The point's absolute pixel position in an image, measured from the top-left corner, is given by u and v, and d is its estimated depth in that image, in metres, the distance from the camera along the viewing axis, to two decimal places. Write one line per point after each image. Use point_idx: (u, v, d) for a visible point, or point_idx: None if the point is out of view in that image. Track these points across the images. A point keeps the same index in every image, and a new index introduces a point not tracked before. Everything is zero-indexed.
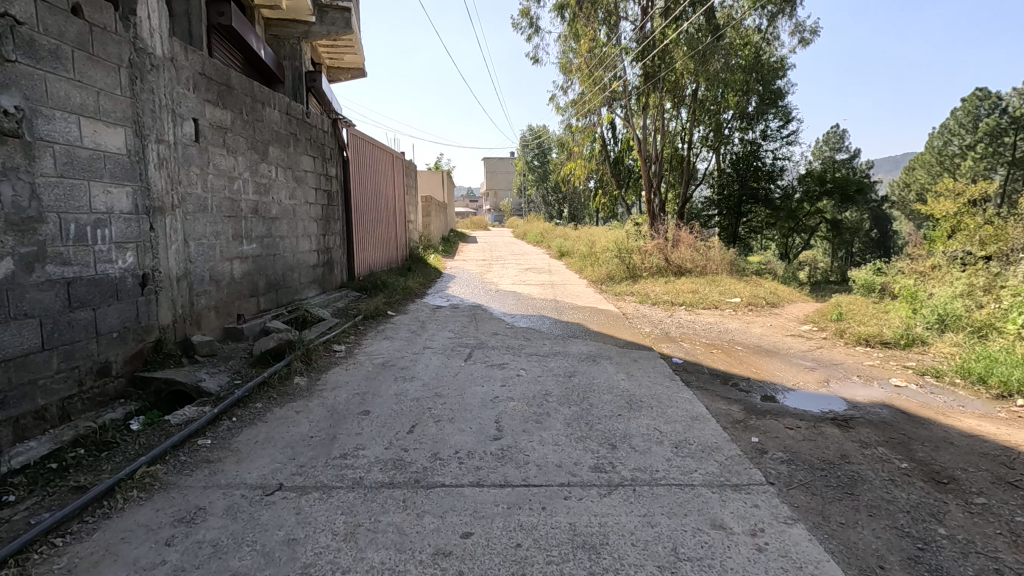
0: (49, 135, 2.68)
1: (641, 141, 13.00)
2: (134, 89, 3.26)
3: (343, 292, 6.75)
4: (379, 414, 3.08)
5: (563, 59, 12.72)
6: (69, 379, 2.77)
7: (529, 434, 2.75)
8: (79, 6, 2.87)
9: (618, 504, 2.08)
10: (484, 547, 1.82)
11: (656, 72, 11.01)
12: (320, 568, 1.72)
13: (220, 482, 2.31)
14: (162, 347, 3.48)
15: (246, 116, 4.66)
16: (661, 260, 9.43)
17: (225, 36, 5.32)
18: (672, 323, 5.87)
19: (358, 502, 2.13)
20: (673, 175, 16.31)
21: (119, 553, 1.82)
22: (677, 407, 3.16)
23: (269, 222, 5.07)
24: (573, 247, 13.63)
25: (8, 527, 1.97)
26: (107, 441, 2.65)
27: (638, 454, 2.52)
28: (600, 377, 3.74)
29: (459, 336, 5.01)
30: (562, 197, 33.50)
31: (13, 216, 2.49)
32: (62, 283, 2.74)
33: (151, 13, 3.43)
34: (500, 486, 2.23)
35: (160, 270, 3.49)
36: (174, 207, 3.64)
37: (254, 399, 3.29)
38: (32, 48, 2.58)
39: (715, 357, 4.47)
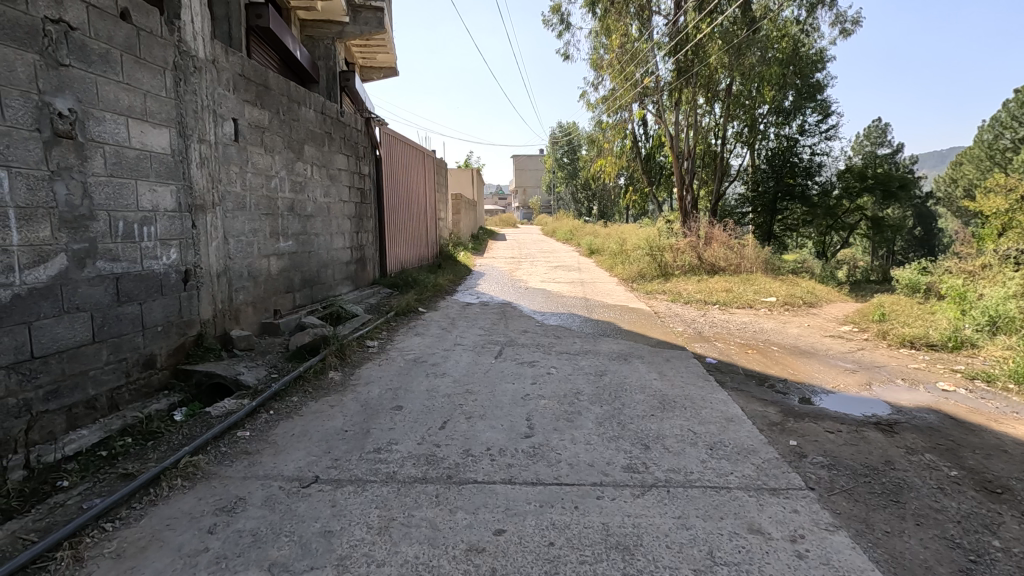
0: (100, 135, 2.79)
1: (672, 137, 12.80)
2: (177, 91, 3.36)
3: (375, 289, 6.85)
4: (411, 410, 3.12)
5: (594, 55, 12.57)
6: (117, 370, 2.89)
7: (560, 433, 2.73)
8: (127, 11, 2.97)
9: (652, 506, 2.05)
10: (517, 544, 1.82)
11: (689, 68, 10.80)
12: (356, 561, 1.75)
13: (259, 473, 2.37)
14: (203, 341, 3.59)
15: (283, 115, 4.76)
16: (694, 259, 9.27)
17: (263, 39, 5.45)
18: (705, 322, 5.75)
19: (392, 496, 2.16)
20: (706, 171, 16.01)
21: (164, 539, 1.89)
22: (711, 407, 3.10)
23: (304, 219, 5.17)
24: (603, 245, 13.49)
25: (62, 511, 2.06)
26: (152, 431, 2.75)
27: (672, 455, 2.48)
28: (632, 376, 3.69)
29: (489, 333, 5.03)
30: (592, 195, 33.20)
31: (66, 214, 2.60)
32: (111, 278, 2.86)
33: (193, 17, 3.54)
34: (532, 484, 2.23)
35: (202, 267, 3.61)
36: (214, 205, 3.75)
37: (290, 392, 3.37)
38: (84, 52, 2.68)
39: (749, 357, 4.38)
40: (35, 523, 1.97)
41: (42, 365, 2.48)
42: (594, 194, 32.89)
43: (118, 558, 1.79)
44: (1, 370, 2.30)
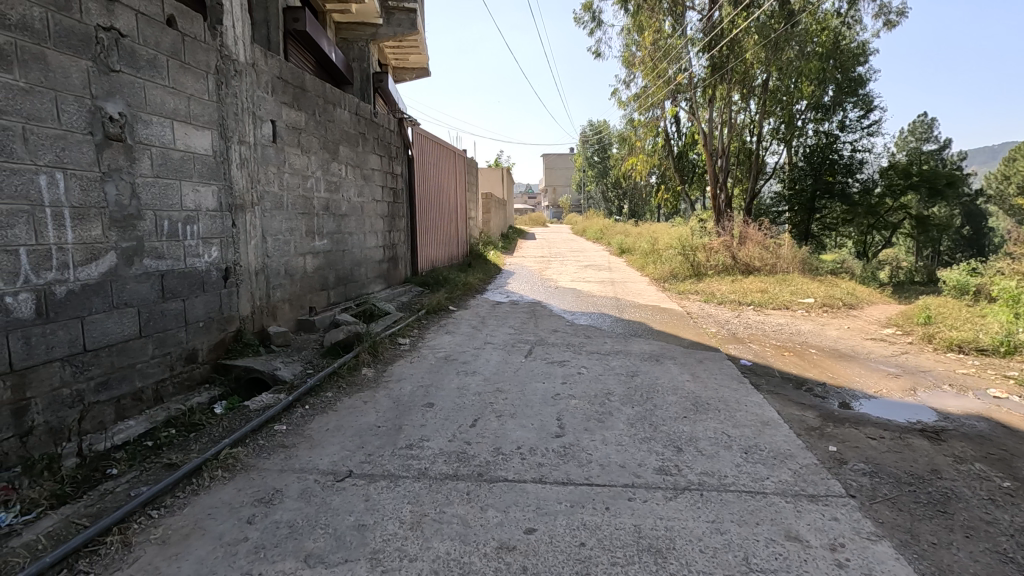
0: (148, 138, 2.90)
1: (706, 134, 12.57)
2: (219, 94, 3.47)
3: (407, 287, 6.95)
4: (443, 407, 3.14)
5: (626, 52, 12.40)
6: (162, 364, 3.01)
7: (591, 433, 2.72)
8: (173, 18, 3.08)
9: (684, 509, 2.02)
10: (547, 544, 1.82)
11: (724, 64, 10.61)
12: (388, 555, 1.77)
13: (295, 466, 2.43)
14: (242, 337, 3.70)
15: (319, 117, 4.87)
16: (727, 259, 9.08)
17: (299, 42, 5.57)
18: (739, 323, 5.64)
19: (424, 492, 2.18)
20: (741, 169, 15.65)
21: (206, 528, 1.96)
22: (746, 410, 3.03)
23: (338, 219, 5.27)
24: (634, 245, 13.33)
25: (111, 497, 2.15)
26: (194, 423, 2.85)
27: (705, 457, 2.44)
28: (664, 378, 3.64)
29: (519, 333, 5.03)
30: (623, 194, 32.84)
31: (116, 213, 2.71)
32: (157, 276, 2.97)
33: (235, 22, 3.64)
34: (563, 484, 2.23)
35: (241, 265, 3.72)
36: (253, 204, 3.85)
37: (325, 388, 3.44)
38: (133, 58, 2.80)
39: (786, 359, 4.27)
40: (87, 508, 2.07)
41: (93, 358, 2.59)
42: (625, 193, 32.60)
43: (163, 544, 1.87)
44: (57, 362, 2.42)
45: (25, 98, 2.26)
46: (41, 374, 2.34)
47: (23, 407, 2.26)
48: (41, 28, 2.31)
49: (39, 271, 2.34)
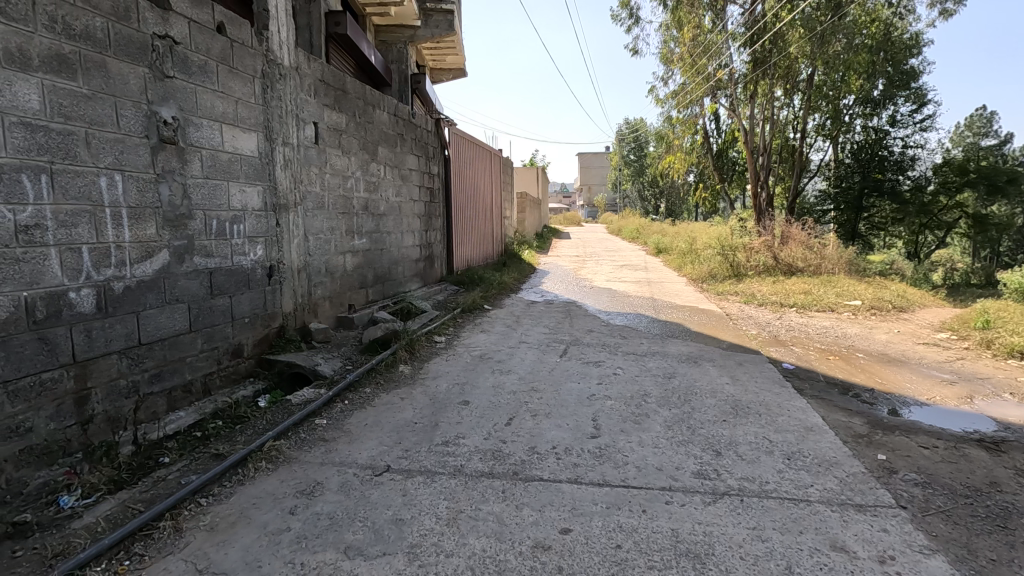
0: (198, 141, 3.02)
1: (746, 131, 12.23)
2: (265, 97, 3.59)
3: (443, 286, 7.03)
4: (478, 405, 3.16)
5: (664, 49, 12.21)
6: (210, 358, 3.13)
7: (627, 435, 2.69)
8: (223, 25, 3.20)
9: (724, 514, 1.98)
10: (583, 544, 1.81)
11: (767, 59, 10.35)
12: (425, 550, 1.80)
13: (335, 459, 2.49)
14: (285, 333, 3.82)
15: (359, 118, 4.97)
16: (769, 259, 8.82)
17: (340, 46, 5.70)
18: (781, 326, 5.48)
19: (460, 489, 2.20)
20: (784, 167, 15.09)
21: (251, 517, 2.03)
22: (789, 416, 2.94)
23: (377, 218, 5.37)
24: (671, 244, 13.09)
25: (163, 484, 2.25)
26: (239, 415, 2.96)
27: (745, 462, 2.38)
28: (702, 380, 3.57)
29: (554, 332, 5.01)
30: (660, 192, 32.31)
31: (169, 212, 2.83)
32: (205, 273, 3.10)
33: (280, 27, 3.76)
34: (598, 485, 2.21)
35: (284, 263, 3.83)
36: (296, 204, 3.97)
37: (364, 383, 3.51)
38: (186, 64, 2.92)
39: (832, 364, 4.12)
40: (142, 494, 2.17)
41: (147, 351, 2.72)
42: (663, 192, 32.06)
43: (211, 531, 1.94)
44: (115, 355, 2.55)
45: (87, 103, 2.38)
46: (100, 366, 2.47)
47: (84, 396, 2.40)
48: (102, 37, 2.44)
49: (99, 268, 2.46)
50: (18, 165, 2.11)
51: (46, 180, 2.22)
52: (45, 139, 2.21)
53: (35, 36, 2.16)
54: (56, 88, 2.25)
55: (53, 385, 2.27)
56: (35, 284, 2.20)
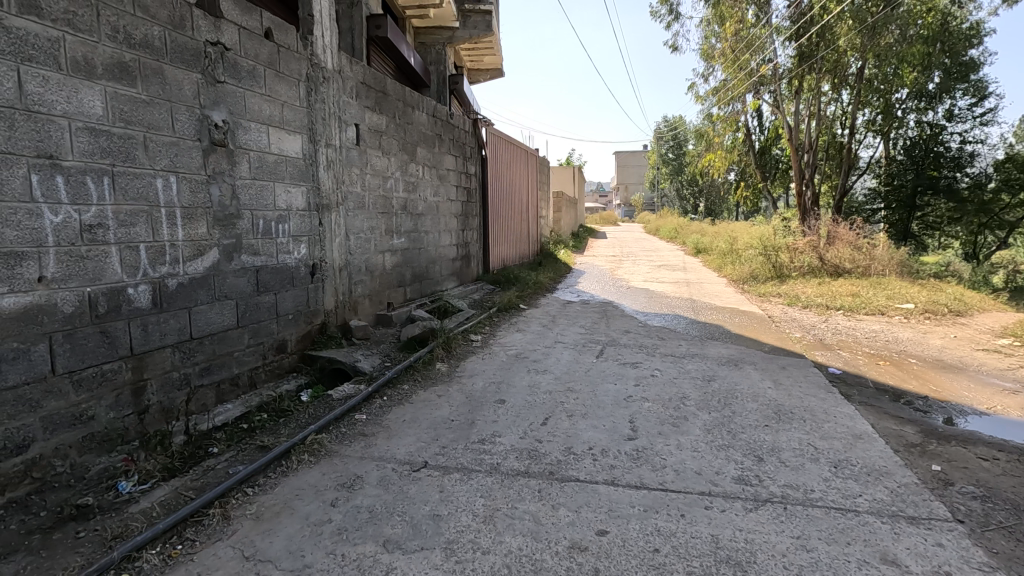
0: (247, 143, 3.13)
1: (791, 128, 11.85)
2: (310, 100, 3.69)
3: (480, 286, 7.07)
4: (514, 404, 3.17)
5: (705, 45, 11.97)
6: (256, 352, 3.25)
7: (666, 438, 2.65)
8: (271, 31, 3.31)
9: (767, 522, 1.92)
10: (620, 547, 1.79)
11: (813, 53, 9.89)
12: (462, 547, 1.82)
13: (374, 454, 2.55)
14: (326, 330, 3.93)
15: (399, 120, 5.05)
16: (814, 260, 8.51)
17: (381, 48, 5.81)
18: (827, 329, 5.28)
19: (496, 487, 2.21)
20: (831, 164, 14.40)
21: (295, 507, 2.09)
22: (836, 422, 2.83)
23: (416, 218, 5.45)
24: (711, 244, 12.80)
25: (213, 473, 2.35)
26: (283, 409, 3.06)
27: (789, 469, 2.31)
28: (744, 384, 3.48)
29: (590, 333, 4.98)
30: (700, 191, 31.62)
31: (219, 212, 2.94)
32: (252, 271, 3.21)
33: (324, 32, 3.86)
34: (636, 487, 2.19)
35: (327, 262, 3.94)
36: (338, 204, 4.07)
37: (402, 380, 3.57)
38: (236, 69, 3.03)
39: (881, 369, 3.96)
40: (192, 481, 2.27)
41: (198, 345, 2.84)
42: (702, 191, 31.37)
43: (257, 520, 2.02)
44: (169, 348, 2.67)
45: (146, 109, 2.50)
46: (155, 359, 2.59)
47: (141, 387, 2.52)
48: (160, 46, 2.56)
49: (155, 265, 2.58)
50: (83, 167, 2.24)
51: (108, 182, 2.34)
52: (107, 143, 2.33)
53: (99, 45, 2.28)
54: (118, 95, 2.37)
55: (113, 376, 2.40)
56: (98, 281, 2.32)
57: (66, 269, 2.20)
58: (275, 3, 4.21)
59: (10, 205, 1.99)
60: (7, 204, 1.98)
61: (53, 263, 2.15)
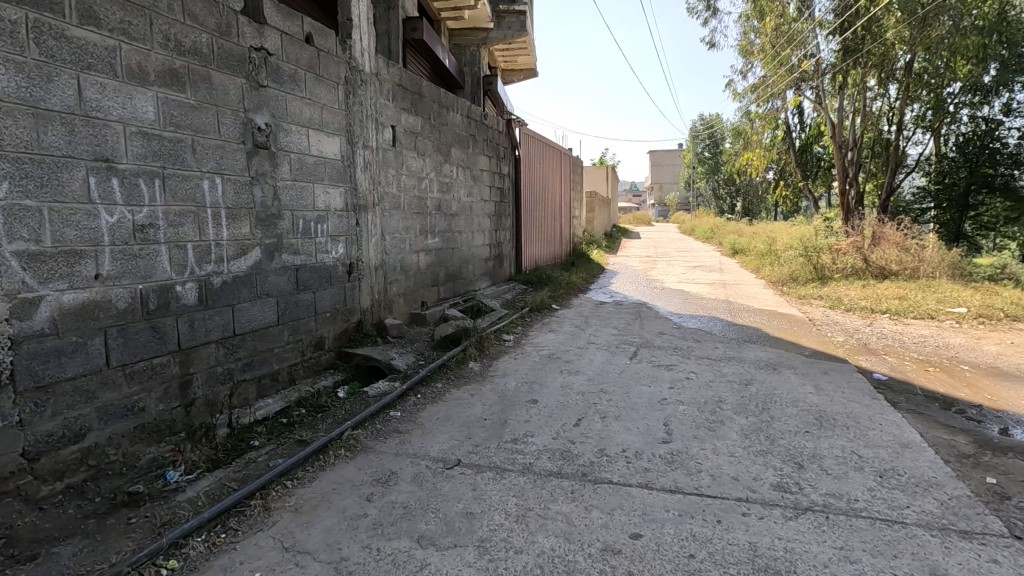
0: (288, 145, 3.22)
1: (834, 125, 11.49)
2: (348, 103, 3.77)
3: (512, 286, 7.09)
4: (546, 405, 3.17)
5: (743, 41, 11.68)
6: (295, 349, 3.34)
7: (701, 442, 2.60)
8: (311, 35, 3.40)
9: (807, 531, 1.87)
10: (654, 551, 1.77)
11: (858, 47, 9.71)
12: (495, 545, 1.83)
13: (408, 451, 2.58)
14: (362, 327, 4.00)
15: (433, 121, 5.11)
16: (858, 261, 8.22)
17: (418, 51, 5.89)
18: (872, 333, 5.09)
19: (529, 487, 2.21)
20: (876, 163, 13.60)
21: (332, 501, 2.14)
22: (881, 430, 2.73)
23: (449, 218, 5.50)
24: (749, 245, 12.49)
25: (254, 465, 2.42)
26: (321, 404, 3.13)
27: (831, 477, 2.24)
28: (783, 388, 3.39)
29: (623, 334, 4.93)
30: (738, 190, 30.89)
31: (261, 212, 3.04)
32: (292, 270, 3.30)
33: (362, 35, 3.93)
34: (671, 491, 2.15)
35: (363, 261, 4.01)
36: (374, 205, 4.14)
37: (435, 378, 3.61)
38: (278, 74, 3.12)
39: (930, 375, 3.80)
40: (235, 473, 2.35)
41: (241, 341, 2.94)
42: (740, 190, 30.63)
43: (296, 512, 2.07)
44: (213, 344, 2.77)
45: (194, 113, 2.60)
46: (201, 354, 2.69)
47: (188, 381, 2.62)
48: (208, 52, 2.66)
49: (201, 264, 2.68)
50: (137, 170, 2.34)
51: (159, 183, 2.44)
52: (159, 146, 2.43)
53: (152, 53, 2.39)
54: (169, 100, 2.48)
55: (162, 369, 2.50)
56: (149, 278, 2.42)
57: (120, 267, 2.30)
58: (316, 9, 4.32)
59: (70, 206, 2.10)
60: (67, 206, 2.09)
61: (109, 261, 2.25)
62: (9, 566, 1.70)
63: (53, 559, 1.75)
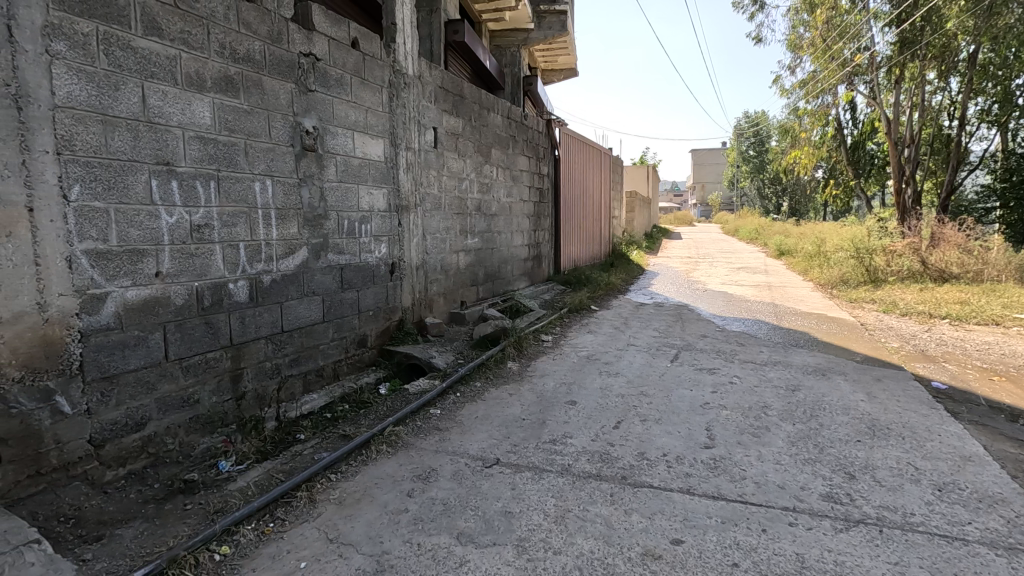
0: (334, 147, 3.31)
1: (890, 121, 10.97)
2: (391, 106, 3.84)
3: (551, 286, 7.09)
4: (585, 406, 3.15)
5: (792, 35, 11.31)
6: (339, 346, 3.43)
7: (745, 448, 2.54)
8: (357, 40, 3.49)
9: (860, 544, 1.80)
10: (696, 558, 1.74)
11: (917, 39, 9.25)
12: (534, 545, 1.83)
13: (448, 448, 2.62)
14: (403, 326, 4.08)
15: (474, 122, 5.15)
16: (915, 263, 7.80)
17: (459, 54, 5.96)
18: (930, 339, 4.84)
19: (567, 488, 2.21)
20: (936, 160, 13.00)
21: (374, 495, 2.19)
22: (940, 442, 2.59)
23: (489, 218, 5.54)
24: (796, 246, 12.05)
25: (300, 458, 2.50)
26: (364, 400, 3.22)
27: (885, 489, 2.14)
28: (833, 395, 3.26)
29: (664, 336, 4.85)
30: (784, 189, 29.88)
31: (309, 213, 3.14)
32: (337, 269, 3.39)
33: (406, 39, 4.01)
34: (713, 497, 2.11)
35: (405, 261, 4.09)
36: (416, 205, 4.21)
37: (474, 377, 3.65)
38: (325, 78, 3.22)
39: (994, 385, 3.58)
40: (282, 465, 2.43)
41: (289, 338, 3.04)
42: (786, 189, 29.61)
43: (340, 505, 2.13)
44: (263, 340, 2.87)
45: (247, 118, 2.71)
46: (251, 350, 2.80)
47: (239, 375, 2.73)
48: (260, 59, 2.77)
49: (252, 263, 2.78)
50: (194, 172, 2.45)
51: (214, 185, 2.55)
52: (214, 150, 2.54)
53: (209, 61, 2.50)
54: (224, 106, 2.59)
55: (215, 363, 2.61)
56: (204, 276, 2.53)
57: (178, 265, 2.41)
58: (361, 14, 4.43)
59: (134, 206, 2.22)
60: (131, 207, 2.21)
61: (168, 260, 2.37)
62: (78, 545, 1.81)
63: (116, 541, 1.85)
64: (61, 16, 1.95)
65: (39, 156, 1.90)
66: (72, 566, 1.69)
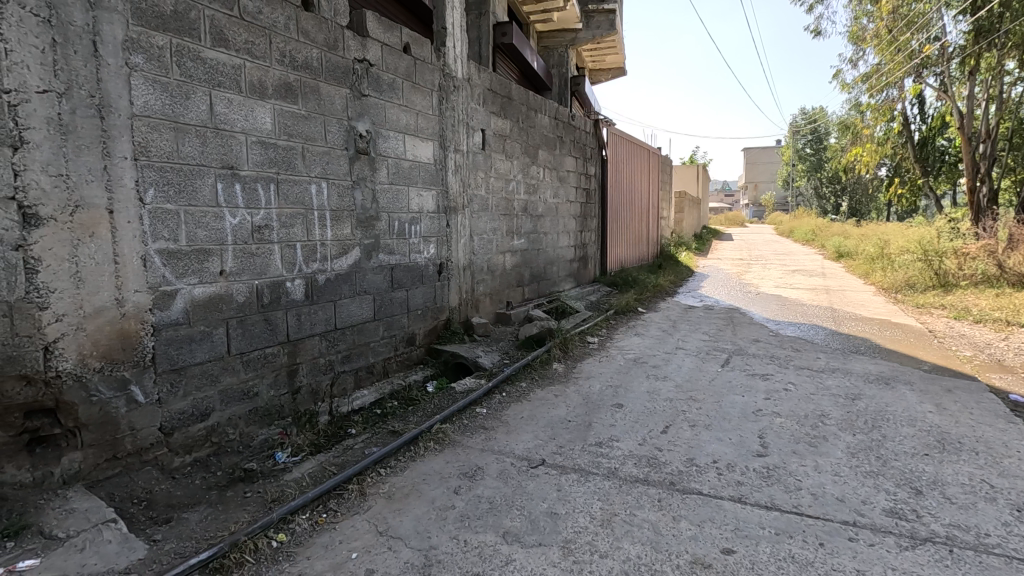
0: (385, 150, 3.40)
1: (962, 114, 10.29)
2: (441, 108, 3.91)
3: (596, 287, 7.04)
4: (632, 410, 3.11)
5: (855, 26, 10.80)
6: (389, 344, 3.52)
7: (801, 458, 2.44)
8: (409, 45, 3.57)
9: (928, 564, 1.70)
10: (748, 568, 1.69)
11: (995, 26, 8.65)
12: (580, 548, 1.82)
13: (494, 448, 2.64)
14: (450, 325, 4.14)
15: (522, 124, 5.18)
16: (991, 266, 7.28)
17: (508, 56, 6.00)
18: (1007, 348, 4.51)
19: (614, 491, 2.19)
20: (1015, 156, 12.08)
21: (422, 491, 2.24)
22: (1019, 459, 2.41)
23: (536, 219, 5.55)
24: (857, 248, 11.48)
25: (352, 452, 2.58)
26: (412, 398, 3.29)
27: (956, 507, 2.01)
28: (897, 406, 3.09)
29: (715, 340, 4.71)
30: (844, 188, 28.50)
31: (361, 214, 3.23)
32: (388, 269, 3.48)
33: (456, 42, 4.07)
34: (767, 508, 2.04)
35: (452, 261, 4.15)
36: (464, 206, 4.27)
37: (520, 377, 3.66)
38: (378, 83, 3.31)
39: None
40: (335, 458, 2.51)
41: (341, 335, 3.14)
42: (846, 188, 28.25)
43: (389, 499, 2.18)
44: (317, 336, 2.98)
45: (304, 123, 2.82)
46: (305, 346, 2.91)
47: (294, 369, 2.85)
48: (318, 66, 2.87)
49: (308, 263, 2.89)
50: (255, 175, 2.57)
51: (273, 188, 2.67)
52: (274, 154, 2.66)
53: (271, 69, 2.62)
54: (284, 111, 2.70)
55: (273, 358, 2.73)
56: (263, 275, 2.65)
57: (240, 264, 2.54)
58: (413, 19, 4.52)
59: (202, 208, 2.35)
60: (199, 208, 2.34)
61: (231, 259, 2.49)
62: (149, 526, 1.93)
63: (183, 523, 1.97)
64: (139, 31, 2.08)
65: (118, 162, 2.04)
66: (144, 545, 1.80)
